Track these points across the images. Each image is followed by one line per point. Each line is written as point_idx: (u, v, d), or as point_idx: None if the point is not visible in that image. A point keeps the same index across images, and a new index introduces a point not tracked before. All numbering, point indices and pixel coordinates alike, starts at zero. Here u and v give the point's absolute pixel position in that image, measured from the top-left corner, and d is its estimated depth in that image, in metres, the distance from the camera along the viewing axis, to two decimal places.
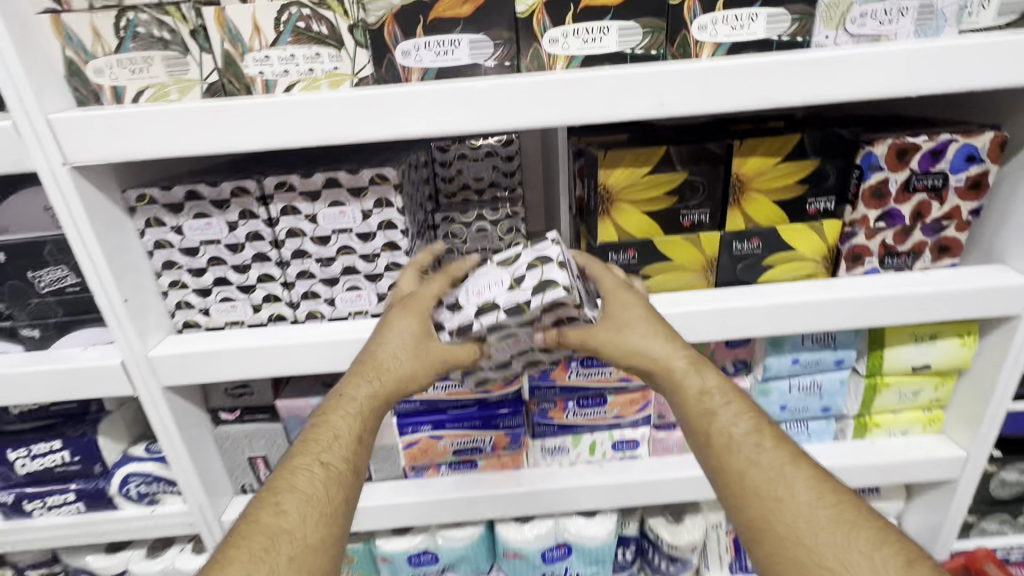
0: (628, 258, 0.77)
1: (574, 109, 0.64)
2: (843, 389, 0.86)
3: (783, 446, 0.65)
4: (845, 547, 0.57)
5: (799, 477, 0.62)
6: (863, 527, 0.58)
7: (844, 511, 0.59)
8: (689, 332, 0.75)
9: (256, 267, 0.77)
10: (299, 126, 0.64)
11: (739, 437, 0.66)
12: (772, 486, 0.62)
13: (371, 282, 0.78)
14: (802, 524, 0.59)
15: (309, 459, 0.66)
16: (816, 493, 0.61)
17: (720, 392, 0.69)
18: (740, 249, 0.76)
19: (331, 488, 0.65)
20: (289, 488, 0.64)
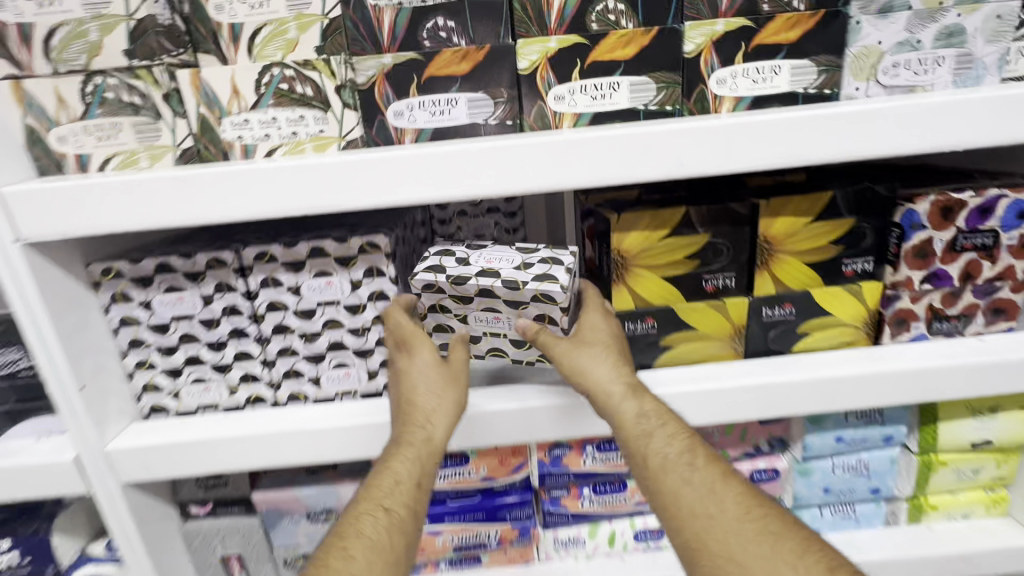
0: (646, 328, 0.69)
1: (584, 170, 0.58)
2: (894, 469, 0.77)
3: (713, 463, 0.60)
4: (773, 563, 0.54)
5: (731, 494, 0.58)
6: (787, 539, 0.55)
7: (769, 522, 0.56)
8: (720, 411, 0.66)
9: (233, 343, 0.69)
10: (279, 194, 0.58)
11: (676, 458, 0.60)
12: (704, 506, 0.58)
13: (361, 358, 0.70)
14: (734, 543, 0.55)
15: (371, 503, 0.60)
16: (744, 508, 0.57)
17: (660, 416, 0.62)
18: (771, 315, 0.69)
19: (395, 534, 0.59)
20: (354, 534, 0.58)
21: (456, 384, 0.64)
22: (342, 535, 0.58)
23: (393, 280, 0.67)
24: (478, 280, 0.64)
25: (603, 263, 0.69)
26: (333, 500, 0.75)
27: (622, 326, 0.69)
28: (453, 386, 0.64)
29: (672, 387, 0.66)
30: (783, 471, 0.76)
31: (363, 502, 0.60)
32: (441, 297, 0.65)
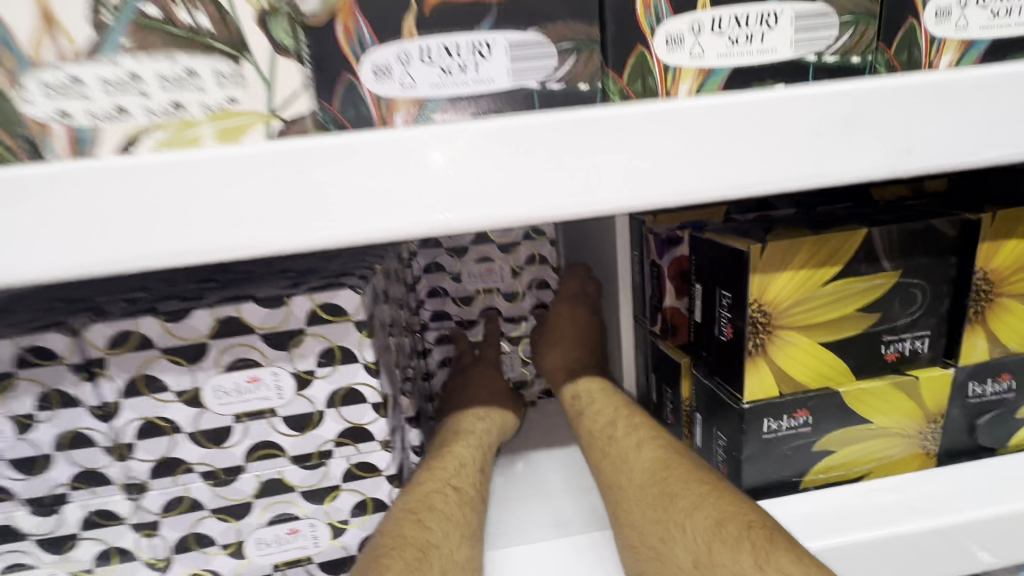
0: (796, 425, 0.42)
1: (738, 161, 0.31)
2: None
3: (634, 429, 0.48)
4: (666, 530, 0.38)
5: (641, 458, 0.44)
6: (683, 497, 0.39)
7: (671, 482, 0.40)
8: (935, 563, 0.40)
9: (79, 498, 0.38)
10: (127, 225, 0.27)
11: (595, 431, 0.51)
12: (610, 475, 0.45)
13: (316, 504, 0.40)
14: (636, 517, 0.41)
15: (437, 481, 0.43)
16: (648, 468, 0.43)
17: (602, 394, 0.57)
18: (980, 394, 0.44)
19: (471, 517, 0.42)
20: (427, 508, 0.40)
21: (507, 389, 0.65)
22: (402, 510, 0.39)
23: (372, 370, 0.38)
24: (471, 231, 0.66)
25: (723, 324, 0.43)
26: None
27: (758, 425, 0.42)
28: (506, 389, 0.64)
29: (857, 534, 0.39)
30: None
31: (413, 488, 0.42)
32: (438, 253, 0.67)
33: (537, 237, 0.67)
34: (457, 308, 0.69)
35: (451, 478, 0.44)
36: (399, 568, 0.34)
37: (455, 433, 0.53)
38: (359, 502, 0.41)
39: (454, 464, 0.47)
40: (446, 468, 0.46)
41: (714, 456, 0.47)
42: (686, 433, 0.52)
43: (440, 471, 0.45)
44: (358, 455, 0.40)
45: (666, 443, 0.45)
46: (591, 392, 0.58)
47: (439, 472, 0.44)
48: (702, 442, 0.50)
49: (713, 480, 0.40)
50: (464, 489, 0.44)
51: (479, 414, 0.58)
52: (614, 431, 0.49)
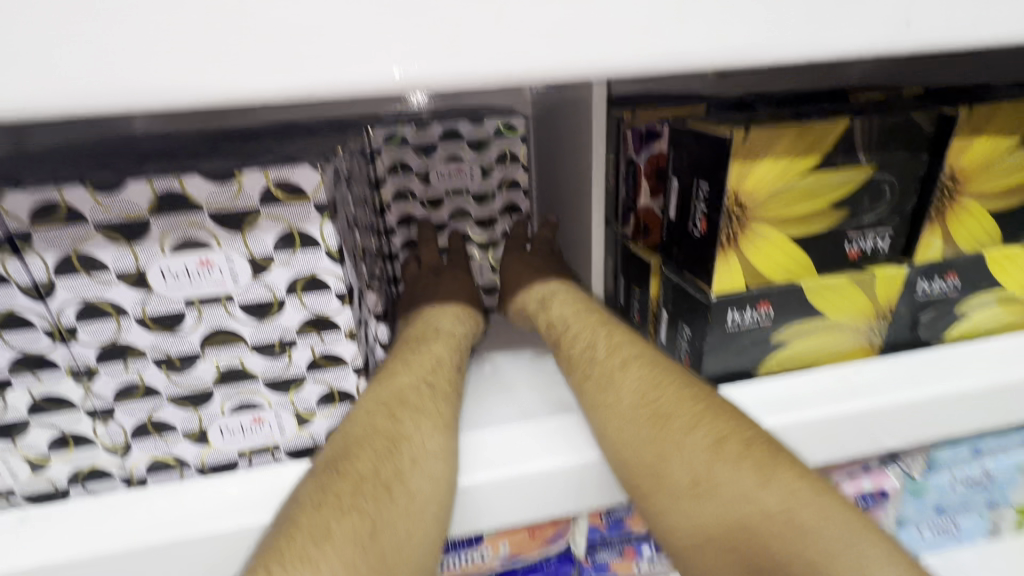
0: (758, 318, 0.44)
1: (733, 20, 0.28)
2: (1018, 478, 0.59)
3: (618, 352, 0.47)
4: (666, 449, 0.38)
5: (632, 379, 0.44)
6: (680, 418, 0.40)
7: (664, 405, 0.41)
8: (871, 441, 0.43)
9: (23, 383, 0.36)
10: None
11: (575, 356, 0.49)
12: (595, 397, 0.44)
13: (281, 394, 0.40)
14: (627, 432, 0.40)
15: (412, 374, 0.44)
16: (641, 391, 0.42)
17: (575, 315, 0.55)
18: (927, 290, 0.46)
19: (446, 409, 0.42)
20: (399, 403, 0.40)
21: (475, 294, 0.62)
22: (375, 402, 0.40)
23: (336, 256, 0.36)
24: (439, 126, 0.62)
25: (698, 217, 0.42)
26: None
27: (722, 317, 0.43)
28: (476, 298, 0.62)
29: (799, 414, 0.42)
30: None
31: (389, 384, 0.43)
32: (404, 150, 0.62)
33: (509, 135, 0.64)
34: (423, 212, 0.66)
35: (427, 375, 0.45)
36: (366, 455, 0.37)
37: (417, 348, 0.50)
38: (326, 392, 0.41)
39: (430, 363, 0.47)
40: (420, 364, 0.46)
41: (677, 350, 0.49)
42: (651, 330, 0.54)
43: (416, 368, 0.45)
44: (323, 344, 0.39)
45: (655, 363, 0.45)
46: (565, 314, 0.55)
47: (413, 367, 0.45)
48: (666, 337, 0.51)
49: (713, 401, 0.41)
50: (434, 390, 0.43)
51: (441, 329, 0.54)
52: (595, 353, 0.48)
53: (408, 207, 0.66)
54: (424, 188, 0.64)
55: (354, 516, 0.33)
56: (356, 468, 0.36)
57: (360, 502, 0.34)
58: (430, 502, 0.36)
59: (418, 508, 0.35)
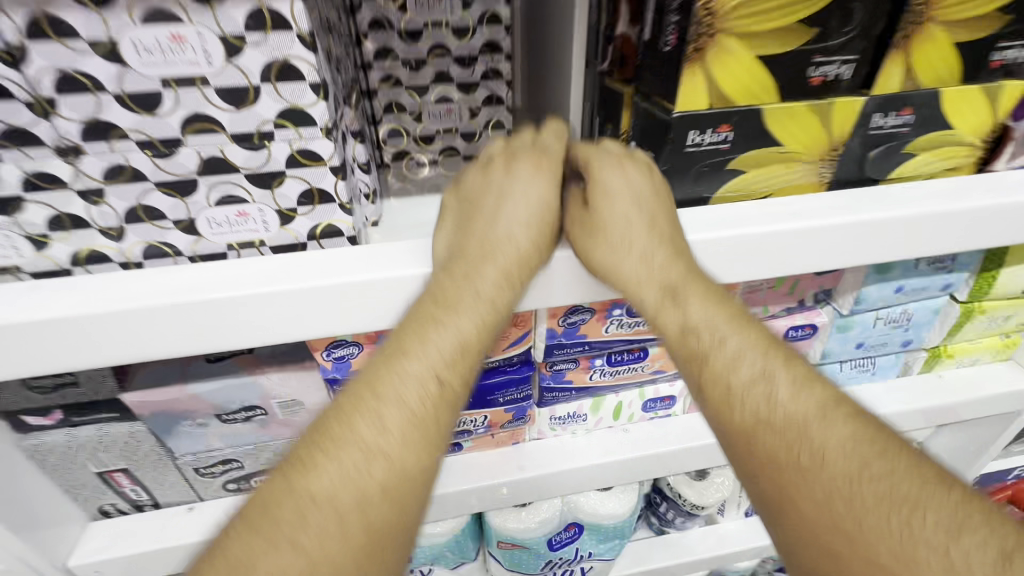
0: (717, 141, 0.46)
1: None
2: (933, 321, 0.67)
3: (814, 395, 0.44)
4: (916, 541, 0.37)
5: (834, 434, 0.42)
6: (930, 510, 0.38)
7: (903, 488, 0.39)
8: (798, 261, 0.48)
9: (12, 158, 0.37)
10: None
11: (744, 395, 0.45)
12: (810, 461, 0.42)
13: (263, 190, 0.42)
14: (833, 525, 0.40)
15: (426, 365, 0.44)
16: (862, 460, 0.41)
17: (726, 318, 0.47)
18: (881, 125, 0.48)
19: (439, 414, 0.44)
20: (390, 401, 0.43)
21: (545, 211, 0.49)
22: (354, 389, 0.43)
23: (308, 42, 0.36)
24: None
25: None
26: (253, 395, 0.52)
27: (683, 137, 0.45)
28: (548, 229, 0.49)
29: (740, 229, 0.46)
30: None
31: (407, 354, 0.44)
32: None
33: None
34: (401, 45, 0.63)
35: (439, 367, 0.44)
36: (325, 464, 0.40)
37: (493, 294, 0.47)
38: (306, 191, 0.43)
39: (451, 348, 0.45)
40: (443, 352, 0.44)
41: None
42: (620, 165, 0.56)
43: (432, 358, 0.44)
44: (300, 141, 0.40)
45: (860, 415, 0.43)
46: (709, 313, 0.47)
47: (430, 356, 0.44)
48: None
49: (943, 476, 0.40)
50: (468, 350, 0.46)
51: (500, 258, 0.47)
52: (778, 395, 0.44)
53: (385, 38, 0.62)
54: (402, 17, 0.61)
55: (291, 549, 0.37)
56: (312, 489, 0.39)
57: (302, 538, 0.38)
58: (390, 531, 0.41)
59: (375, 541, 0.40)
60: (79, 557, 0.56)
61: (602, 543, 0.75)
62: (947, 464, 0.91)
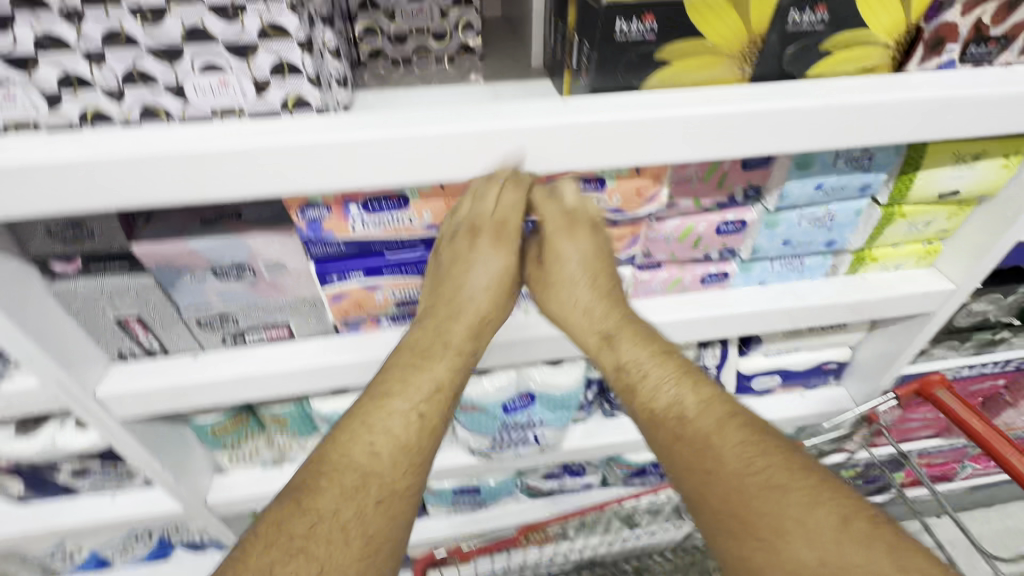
0: (643, 31, 0.52)
1: None
2: (855, 222, 0.74)
3: (711, 406, 0.60)
4: (783, 516, 0.51)
5: (720, 441, 0.56)
6: (796, 491, 0.52)
7: (776, 476, 0.53)
8: (711, 145, 0.55)
9: (25, 19, 0.44)
10: None
11: (662, 412, 0.61)
12: (704, 462, 0.56)
13: (239, 59, 0.49)
14: (729, 513, 0.53)
15: (401, 383, 0.60)
16: (747, 458, 0.55)
17: (652, 357, 0.63)
18: (797, 21, 0.53)
19: (421, 438, 0.60)
20: (378, 427, 0.58)
21: (501, 285, 0.66)
22: (353, 412, 0.60)
23: None
24: None
25: None
26: (243, 254, 0.61)
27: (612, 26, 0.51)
28: (506, 292, 0.66)
29: (659, 112, 0.53)
30: (731, 274, 0.79)
31: (409, 390, 0.60)
32: None
33: None
34: None
35: (419, 405, 0.60)
36: (328, 487, 0.55)
37: (460, 344, 0.64)
38: (276, 63, 0.49)
39: (428, 387, 0.61)
40: (416, 381, 0.61)
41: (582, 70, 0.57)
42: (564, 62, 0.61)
43: (414, 391, 0.60)
44: (269, 14, 0.46)
45: (747, 422, 0.58)
46: (638, 355, 0.64)
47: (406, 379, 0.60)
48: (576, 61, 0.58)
49: (806, 467, 0.55)
50: (449, 387, 0.62)
51: (466, 321, 0.64)
52: (686, 411, 0.60)
53: None
54: None
55: (301, 557, 0.51)
56: (318, 508, 0.54)
57: (309, 547, 0.52)
58: (385, 521, 0.56)
59: (372, 545, 0.54)
60: (106, 390, 0.68)
61: (554, 412, 0.86)
62: (867, 371, 1.01)
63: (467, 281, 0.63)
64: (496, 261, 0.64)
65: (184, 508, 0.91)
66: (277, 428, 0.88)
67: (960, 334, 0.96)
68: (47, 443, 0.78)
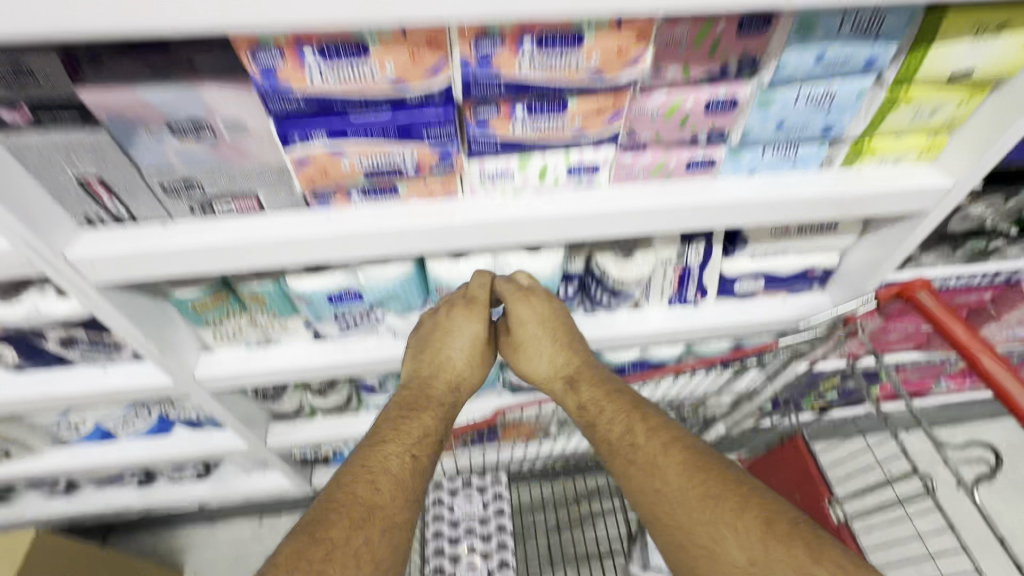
0: None
1: None
2: (857, 105, 0.69)
3: (653, 433, 0.69)
4: (716, 527, 0.60)
5: (665, 461, 0.67)
6: (729, 501, 0.61)
7: (710, 487, 0.63)
8: None
9: None
10: None
11: (614, 438, 0.72)
12: (650, 480, 0.66)
13: None
14: (673, 530, 0.63)
15: (401, 448, 0.70)
16: (685, 476, 0.65)
17: (606, 396, 0.77)
18: None
19: (414, 481, 0.68)
20: (381, 472, 0.67)
21: (477, 345, 0.84)
22: (368, 441, 0.71)
23: None
24: None
25: None
26: (200, 108, 0.59)
27: None
28: (483, 358, 0.85)
29: None
30: (718, 161, 0.75)
31: (402, 435, 0.72)
32: None
33: None
34: None
35: (412, 448, 0.71)
36: (338, 521, 0.61)
37: (441, 397, 0.80)
38: None
39: (418, 434, 0.73)
40: (409, 433, 0.72)
41: None
42: None
43: (406, 439, 0.72)
44: None
45: (685, 445, 0.67)
46: (593, 396, 0.78)
47: (402, 438, 0.71)
48: None
49: (738, 480, 0.63)
50: (434, 432, 0.75)
51: (446, 380, 0.82)
52: (634, 438, 0.70)
53: None
54: None
55: None
56: (329, 537, 0.59)
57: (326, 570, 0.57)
58: (397, 552, 0.62)
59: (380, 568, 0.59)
60: (75, 253, 0.67)
61: None
62: (851, 280, 1.01)
63: (447, 346, 0.81)
64: (472, 324, 0.81)
65: (174, 381, 0.95)
66: (258, 306, 0.89)
67: (952, 240, 0.94)
68: (30, 308, 0.79)
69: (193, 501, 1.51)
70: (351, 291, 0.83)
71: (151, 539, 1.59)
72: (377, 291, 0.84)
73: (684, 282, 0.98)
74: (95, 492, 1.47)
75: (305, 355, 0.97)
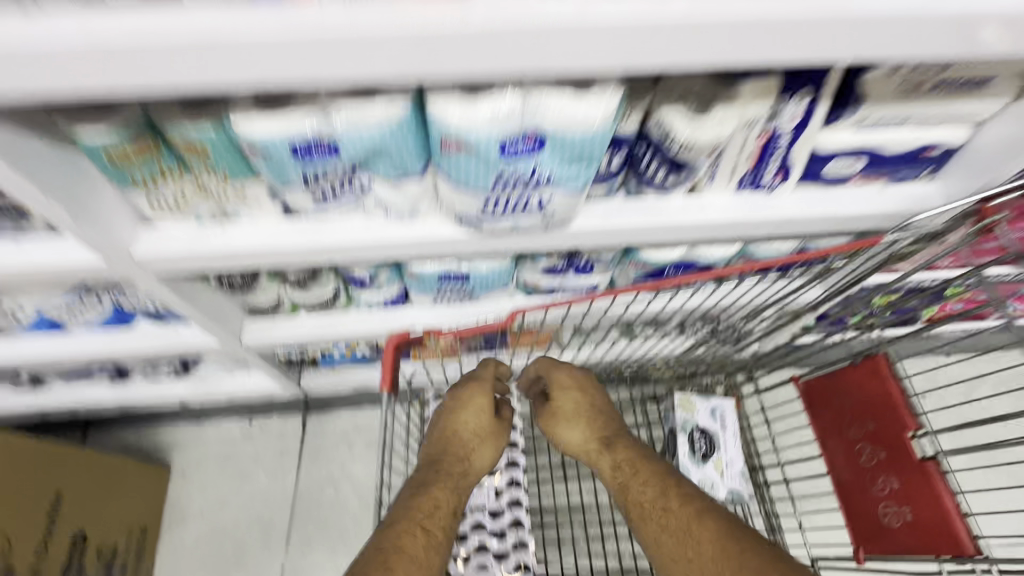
0: None
1: None
2: None
3: (682, 504, 0.74)
4: None
5: (699, 533, 0.70)
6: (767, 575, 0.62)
7: (747, 561, 0.64)
8: None
9: None
10: None
11: (647, 504, 0.77)
12: (683, 550, 0.71)
13: None
14: None
15: (414, 524, 0.72)
16: (721, 547, 0.67)
17: (634, 463, 0.82)
18: None
19: (430, 556, 0.70)
20: (398, 551, 0.68)
21: (488, 415, 0.90)
22: (411, 510, 0.74)
23: None
24: None
25: None
26: None
27: None
28: (495, 430, 0.90)
29: None
30: None
31: (417, 512, 0.74)
32: None
33: None
34: None
35: (424, 522, 0.73)
36: None
37: (455, 469, 0.84)
38: None
39: (432, 507, 0.75)
40: (425, 510, 0.75)
41: None
42: None
43: (421, 513, 0.74)
44: None
45: (713, 519, 0.71)
46: (623, 459, 0.84)
47: (419, 515, 0.73)
48: None
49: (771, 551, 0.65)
50: (447, 504, 0.78)
51: (456, 453, 0.86)
52: (667, 504, 0.75)
53: None
54: None
55: None
56: None
57: None
58: None
59: None
60: None
61: (567, 165, 0.63)
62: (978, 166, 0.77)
63: (458, 423, 0.88)
64: (480, 393, 0.90)
65: (107, 261, 0.75)
66: (201, 163, 0.66)
67: None
68: None
69: (173, 399, 1.39)
70: (324, 142, 0.60)
71: (133, 435, 1.50)
72: (358, 144, 0.60)
73: (765, 158, 0.74)
74: (62, 386, 1.33)
75: (273, 234, 0.76)
